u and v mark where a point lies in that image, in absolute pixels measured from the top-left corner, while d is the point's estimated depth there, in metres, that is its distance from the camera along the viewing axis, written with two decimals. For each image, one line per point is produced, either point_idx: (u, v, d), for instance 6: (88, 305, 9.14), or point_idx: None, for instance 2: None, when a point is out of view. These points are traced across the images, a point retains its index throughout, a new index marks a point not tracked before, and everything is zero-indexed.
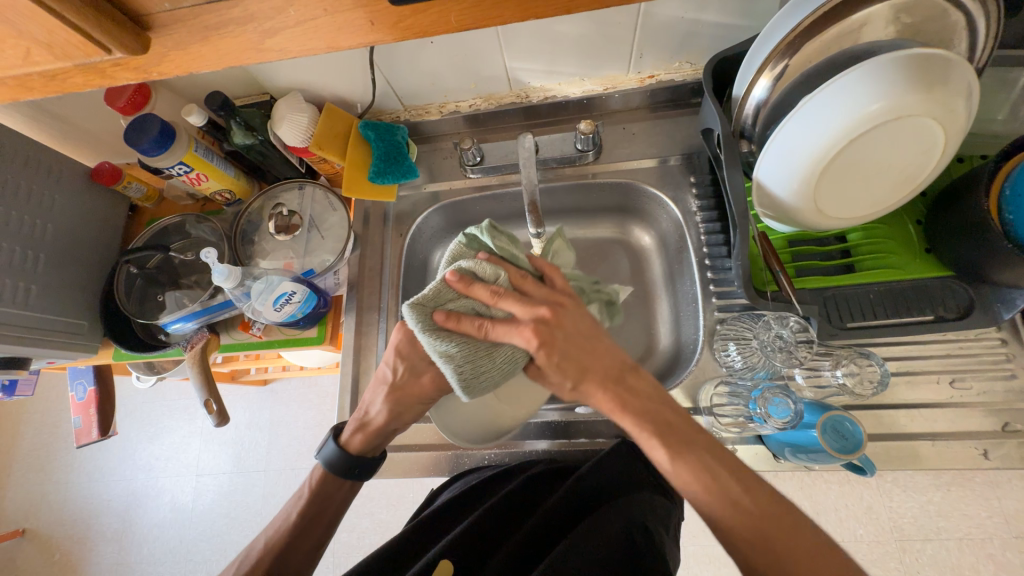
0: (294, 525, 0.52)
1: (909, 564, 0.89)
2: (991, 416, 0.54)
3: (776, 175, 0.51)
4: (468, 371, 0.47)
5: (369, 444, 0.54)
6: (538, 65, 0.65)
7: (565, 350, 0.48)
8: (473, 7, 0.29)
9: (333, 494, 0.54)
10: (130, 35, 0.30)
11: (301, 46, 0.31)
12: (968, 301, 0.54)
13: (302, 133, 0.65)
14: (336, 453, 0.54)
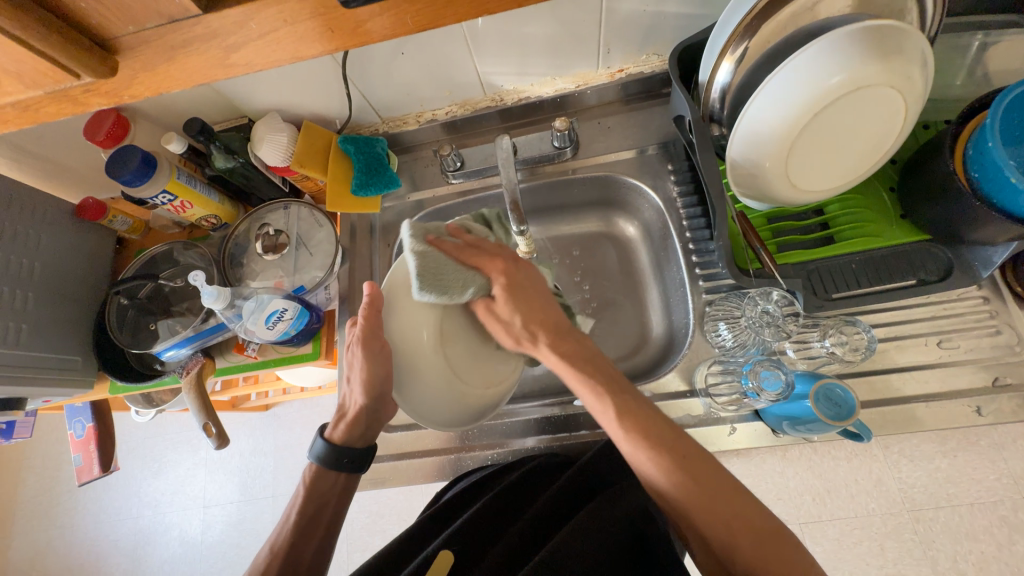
0: (296, 525, 0.54)
1: (925, 533, 0.89)
2: (981, 372, 0.55)
3: (748, 155, 0.52)
4: (430, 265, 0.48)
5: (352, 435, 0.57)
6: (509, 68, 0.66)
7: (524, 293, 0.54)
8: (427, 7, 0.30)
9: (330, 492, 0.56)
10: (96, 59, 0.30)
11: (265, 59, 0.31)
12: (945, 263, 0.55)
13: (282, 153, 0.66)
14: (326, 447, 0.56)
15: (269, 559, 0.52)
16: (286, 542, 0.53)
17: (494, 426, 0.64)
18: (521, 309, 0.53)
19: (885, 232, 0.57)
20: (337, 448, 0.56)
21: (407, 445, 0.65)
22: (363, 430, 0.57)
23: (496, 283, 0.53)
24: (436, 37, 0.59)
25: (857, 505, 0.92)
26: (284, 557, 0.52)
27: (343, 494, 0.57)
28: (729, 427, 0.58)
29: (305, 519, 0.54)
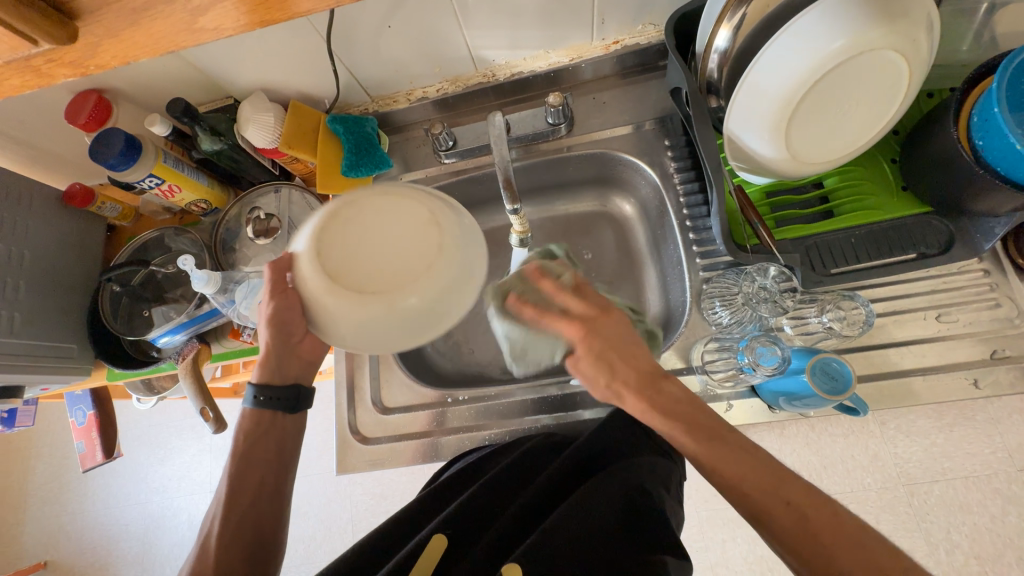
0: (231, 467, 0.52)
1: (920, 506, 0.91)
2: (980, 345, 0.54)
3: (746, 125, 0.50)
4: (519, 340, 0.51)
5: (272, 375, 0.55)
6: (501, 41, 0.64)
7: (605, 350, 0.44)
8: None
9: (262, 431, 0.54)
10: (54, 23, 0.29)
11: (233, 22, 0.30)
12: (947, 235, 0.55)
13: (269, 134, 0.64)
14: (256, 390, 0.54)
15: (214, 510, 0.51)
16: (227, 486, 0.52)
17: (491, 407, 0.64)
18: (614, 371, 0.44)
19: (885, 206, 0.56)
20: (259, 385, 0.54)
21: (404, 427, 0.65)
22: (274, 362, 0.54)
23: (579, 346, 0.45)
24: (423, 8, 0.57)
25: (854, 480, 0.93)
26: (228, 504, 0.51)
27: (278, 428, 0.55)
28: (726, 404, 0.58)
29: (239, 461, 0.52)
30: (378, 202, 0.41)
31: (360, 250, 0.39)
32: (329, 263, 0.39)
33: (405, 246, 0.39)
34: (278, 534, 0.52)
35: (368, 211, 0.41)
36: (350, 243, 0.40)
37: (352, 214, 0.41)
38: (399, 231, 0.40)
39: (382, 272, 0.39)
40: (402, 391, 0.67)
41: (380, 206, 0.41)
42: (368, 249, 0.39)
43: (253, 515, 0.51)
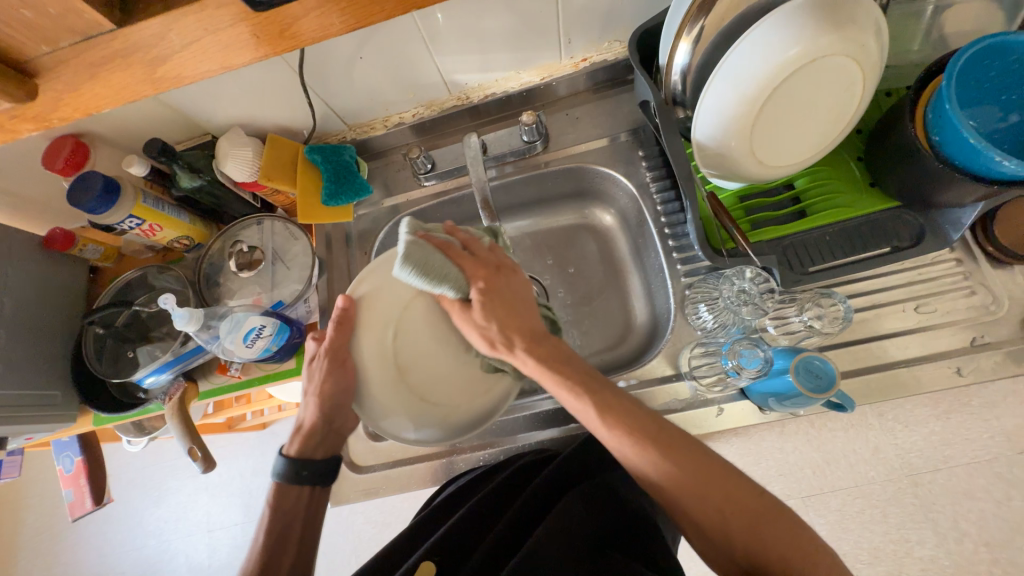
0: (265, 546, 0.55)
1: (925, 497, 0.90)
2: (960, 333, 0.55)
3: (713, 134, 0.52)
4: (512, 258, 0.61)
5: (310, 446, 0.59)
6: (472, 65, 0.66)
7: (498, 299, 0.50)
8: (349, 6, 0.30)
9: (297, 503, 0.58)
10: (11, 81, 0.30)
11: (191, 68, 0.31)
12: (919, 227, 0.56)
13: (247, 167, 0.64)
14: (285, 463, 0.58)
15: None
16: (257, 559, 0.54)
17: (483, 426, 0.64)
18: (496, 310, 0.50)
19: (856, 202, 0.57)
20: (299, 461, 0.58)
21: (397, 453, 0.64)
22: (319, 440, 0.60)
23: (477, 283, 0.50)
24: (392, 38, 0.58)
25: (858, 475, 0.93)
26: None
27: (312, 501, 0.59)
28: (717, 408, 0.58)
29: (274, 534, 0.55)
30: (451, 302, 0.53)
31: (427, 350, 0.51)
32: (399, 350, 0.51)
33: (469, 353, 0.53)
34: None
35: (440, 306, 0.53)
36: (417, 333, 0.51)
37: (426, 306, 0.52)
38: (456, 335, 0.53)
39: (443, 373, 0.51)
40: None
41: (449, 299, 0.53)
42: (433, 347, 0.51)
43: None
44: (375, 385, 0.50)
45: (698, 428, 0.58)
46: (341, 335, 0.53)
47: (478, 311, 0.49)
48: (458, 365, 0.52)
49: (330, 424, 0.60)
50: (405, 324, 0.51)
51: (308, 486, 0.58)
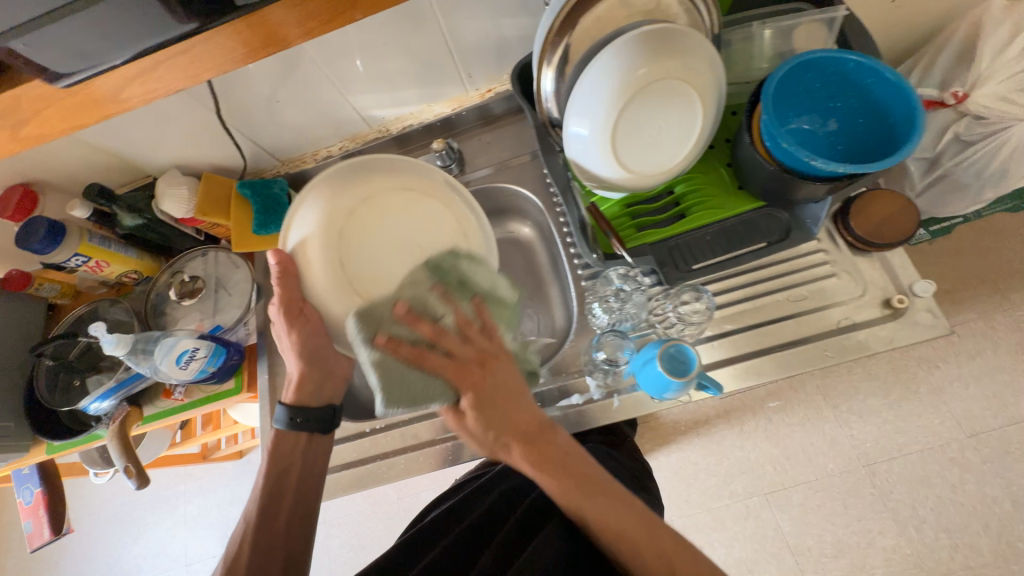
0: (264, 490, 0.58)
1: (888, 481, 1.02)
2: (827, 317, 0.60)
3: (582, 149, 0.57)
4: (393, 387, 0.49)
5: (304, 395, 0.61)
6: (384, 101, 0.73)
7: (490, 403, 0.52)
8: (212, 61, 0.39)
9: (293, 455, 0.60)
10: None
11: (98, 110, 0.40)
12: (786, 224, 0.62)
13: (184, 204, 0.71)
14: (285, 410, 0.60)
15: (245, 531, 0.56)
16: (260, 512, 0.57)
17: (403, 432, 0.69)
18: (500, 412, 0.52)
19: (729, 204, 0.63)
20: (295, 408, 0.60)
21: (336, 460, 0.70)
22: (314, 388, 0.62)
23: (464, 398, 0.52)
24: (302, 83, 0.65)
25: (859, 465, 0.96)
26: (252, 539, 0.55)
27: (309, 453, 0.62)
28: (615, 400, 0.62)
29: (273, 482, 0.58)
30: (406, 211, 0.63)
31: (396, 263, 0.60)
32: (353, 277, 0.59)
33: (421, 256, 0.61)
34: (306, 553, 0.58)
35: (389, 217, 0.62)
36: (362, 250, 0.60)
37: (373, 217, 0.62)
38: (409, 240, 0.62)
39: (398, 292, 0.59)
40: None
41: (391, 214, 0.62)
42: (387, 255, 0.61)
43: (279, 539, 0.56)
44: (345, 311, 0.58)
45: (591, 422, 0.63)
46: (291, 279, 0.57)
47: (473, 423, 0.52)
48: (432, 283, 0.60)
49: (318, 368, 0.61)
50: (352, 255, 0.60)
51: (305, 432, 0.61)
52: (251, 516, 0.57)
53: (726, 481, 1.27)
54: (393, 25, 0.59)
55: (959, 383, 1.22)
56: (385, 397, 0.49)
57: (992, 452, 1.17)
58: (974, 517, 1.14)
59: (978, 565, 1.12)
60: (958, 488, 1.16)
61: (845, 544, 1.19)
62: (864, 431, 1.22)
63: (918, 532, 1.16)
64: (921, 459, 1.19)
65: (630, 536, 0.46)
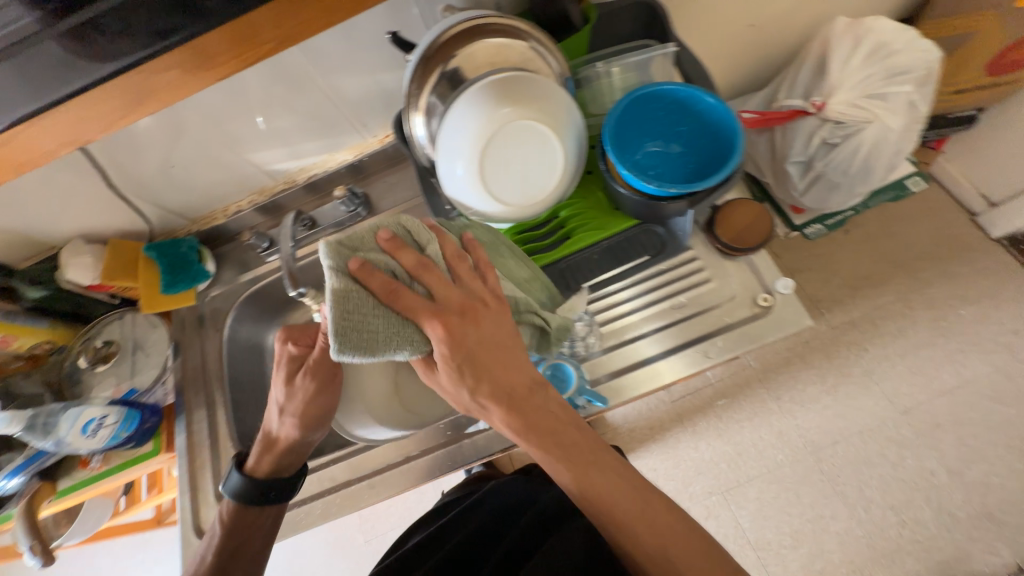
0: (213, 565, 0.56)
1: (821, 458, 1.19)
2: (703, 320, 0.65)
3: (457, 187, 0.61)
4: (347, 322, 0.44)
5: (276, 463, 0.59)
6: (283, 155, 0.76)
7: (473, 353, 0.49)
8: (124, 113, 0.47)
9: (252, 528, 0.59)
10: None
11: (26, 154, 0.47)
12: (661, 237, 0.66)
13: (90, 273, 0.71)
14: (244, 482, 0.58)
15: None
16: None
17: (320, 475, 0.67)
18: (488, 367, 0.50)
19: (608, 223, 0.67)
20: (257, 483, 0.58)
21: None
22: (292, 453, 0.59)
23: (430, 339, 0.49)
24: (195, 146, 0.68)
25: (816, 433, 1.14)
26: None
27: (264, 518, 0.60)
28: None
29: (231, 543, 0.57)
30: None
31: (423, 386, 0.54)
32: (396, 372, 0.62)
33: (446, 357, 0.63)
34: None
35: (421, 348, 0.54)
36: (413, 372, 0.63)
37: None
38: None
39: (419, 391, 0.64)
40: None
41: None
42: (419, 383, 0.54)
43: None
44: (372, 400, 0.60)
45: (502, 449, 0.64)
46: (338, 356, 0.51)
47: (444, 375, 0.50)
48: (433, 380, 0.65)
49: (301, 442, 0.57)
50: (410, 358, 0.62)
51: (265, 506, 0.59)
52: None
53: (685, 484, 1.29)
54: (271, 87, 0.64)
55: (888, 363, 1.25)
56: (339, 339, 0.43)
57: (924, 427, 1.20)
58: (917, 491, 1.17)
59: (926, 538, 1.14)
60: (898, 465, 1.19)
61: (801, 533, 1.21)
62: (807, 420, 1.25)
63: (867, 513, 1.18)
64: (861, 441, 1.22)
65: (668, 553, 0.48)
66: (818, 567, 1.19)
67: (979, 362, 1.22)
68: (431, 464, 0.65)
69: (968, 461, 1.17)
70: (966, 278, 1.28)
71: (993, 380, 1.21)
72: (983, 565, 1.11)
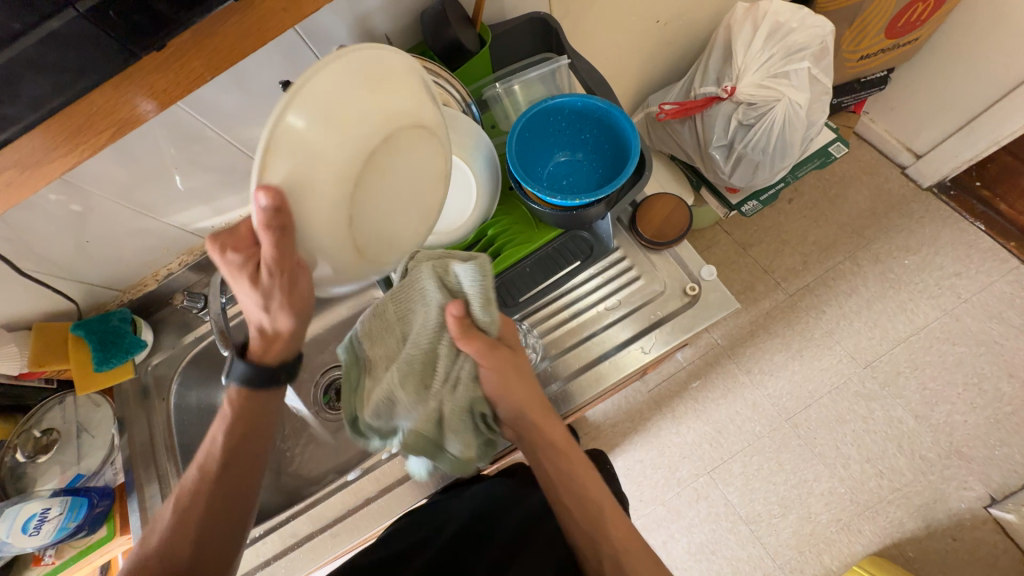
0: (220, 458, 0.52)
1: (805, 434, 1.23)
2: (639, 318, 0.67)
3: None
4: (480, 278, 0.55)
5: (271, 354, 0.53)
6: (204, 211, 0.74)
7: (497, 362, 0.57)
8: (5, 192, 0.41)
9: (261, 420, 0.54)
10: None
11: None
12: (589, 241, 0.66)
13: (15, 364, 0.68)
14: (249, 369, 0.52)
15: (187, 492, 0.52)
16: (218, 494, 0.52)
17: (281, 532, 0.66)
18: (506, 369, 0.57)
19: (536, 236, 0.65)
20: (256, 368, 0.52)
21: None
22: (283, 346, 0.52)
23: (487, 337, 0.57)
24: (107, 218, 0.66)
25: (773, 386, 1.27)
26: (188, 512, 0.51)
27: (261, 430, 0.55)
28: None
29: (227, 458, 0.52)
30: (422, 157, 0.47)
31: (392, 207, 0.47)
32: (358, 219, 0.44)
33: (416, 192, 0.48)
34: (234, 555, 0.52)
35: (397, 158, 0.45)
36: (376, 213, 0.45)
37: (391, 162, 0.44)
38: (422, 180, 0.48)
39: (385, 237, 0.48)
40: None
41: (401, 153, 0.45)
42: (393, 203, 0.47)
43: (206, 531, 0.50)
44: (338, 255, 0.44)
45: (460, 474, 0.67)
46: (291, 245, 0.41)
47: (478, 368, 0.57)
48: (411, 226, 0.50)
49: (296, 330, 0.51)
50: (368, 200, 0.44)
51: (271, 392, 0.54)
52: (207, 498, 0.51)
53: (673, 469, 1.26)
54: (174, 151, 0.62)
55: (845, 321, 1.29)
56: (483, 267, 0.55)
57: (886, 377, 1.24)
58: (889, 441, 1.20)
59: (904, 485, 1.17)
60: (868, 418, 1.22)
61: (789, 500, 1.20)
62: (779, 388, 1.27)
63: (846, 469, 1.20)
64: (831, 400, 1.25)
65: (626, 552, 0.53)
66: (808, 531, 1.18)
67: (929, 307, 1.27)
68: (390, 503, 0.66)
69: (932, 404, 1.21)
70: (905, 229, 1.33)
71: (943, 323, 1.25)
72: (959, 502, 1.15)
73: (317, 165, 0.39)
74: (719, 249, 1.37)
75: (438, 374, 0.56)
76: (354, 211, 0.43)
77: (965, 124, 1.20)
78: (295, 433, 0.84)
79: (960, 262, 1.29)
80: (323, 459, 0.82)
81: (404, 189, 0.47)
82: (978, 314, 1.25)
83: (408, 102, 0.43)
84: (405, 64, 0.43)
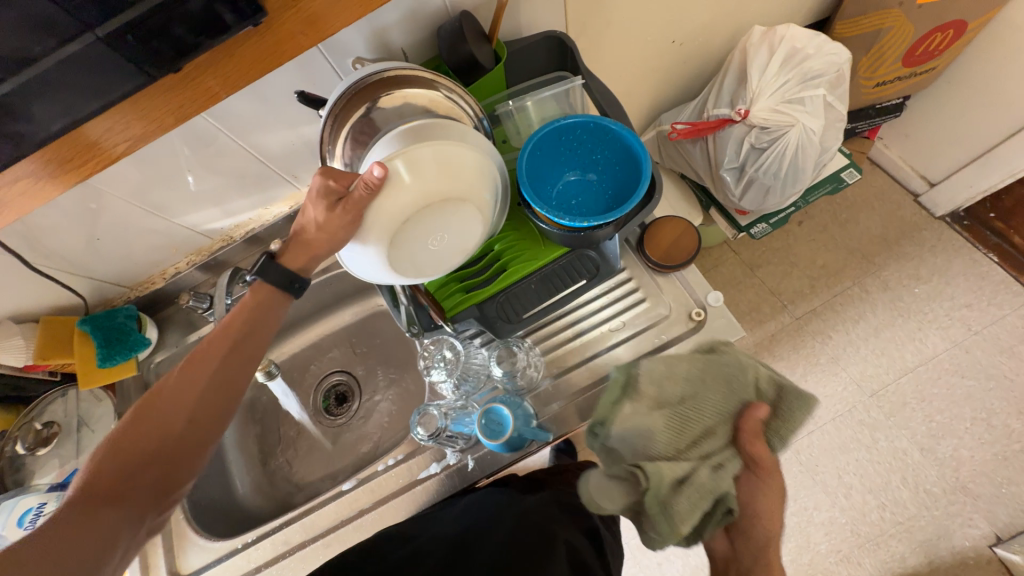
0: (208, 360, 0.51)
1: (806, 461, 1.21)
2: (643, 341, 0.67)
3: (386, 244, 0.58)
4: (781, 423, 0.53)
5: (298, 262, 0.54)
6: (214, 213, 0.75)
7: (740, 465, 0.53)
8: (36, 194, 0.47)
9: (250, 335, 0.53)
10: None
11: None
12: (597, 259, 0.65)
13: (21, 355, 0.69)
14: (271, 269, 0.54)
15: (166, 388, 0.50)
16: (191, 403, 0.50)
17: (273, 539, 0.66)
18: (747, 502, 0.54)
19: (544, 252, 0.64)
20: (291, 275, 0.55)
21: None
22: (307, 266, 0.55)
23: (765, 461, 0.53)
24: (119, 217, 0.67)
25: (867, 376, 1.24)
26: (163, 413, 0.49)
27: (248, 355, 0.53)
28: (469, 462, 0.66)
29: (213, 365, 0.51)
30: (467, 230, 0.55)
31: (430, 246, 0.54)
32: (400, 231, 0.51)
33: (449, 247, 0.56)
34: (185, 478, 0.50)
35: (445, 220, 0.52)
36: (414, 232, 0.52)
37: (448, 217, 0.52)
38: (460, 242, 0.56)
39: (406, 254, 0.53)
40: (199, 554, 0.68)
41: (459, 216, 0.53)
42: (427, 245, 0.54)
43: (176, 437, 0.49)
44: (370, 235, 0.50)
45: (456, 489, 0.66)
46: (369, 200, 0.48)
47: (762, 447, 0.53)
48: (427, 260, 0.56)
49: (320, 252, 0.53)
50: (414, 224, 0.51)
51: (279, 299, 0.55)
52: (179, 403, 0.50)
53: None
54: (189, 155, 0.63)
55: (852, 348, 1.27)
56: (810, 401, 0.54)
57: (892, 407, 1.22)
58: (892, 472, 1.18)
59: (906, 519, 1.15)
60: (872, 448, 1.20)
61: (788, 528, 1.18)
62: None
63: (847, 499, 1.18)
64: (835, 427, 1.23)
65: None
66: (807, 561, 1.16)
67: (938, 337, 1.25)
68: (384, 515, 0.66)
69: (938, 437, 1.19)
70: (916, 257, 1.31)
71: (952, 354, 1.23)
72: (963, 539, 1.12)
73: (402, 179, 0.48)
74: (726, 269, 1.36)
75: (685, 511, 0.49)
76: (405, 225, 0.51)
77: (980, 154, 1.18)
78: (293, 437, 0.84)
79: (972, 293, 1.27)
80: (317, 466, 0.82)
81: (443, 242, 0.55)
82: (988, 347, 1.23)
83: (479, 189, 0.53)
84: (476, 164, 0.52)
